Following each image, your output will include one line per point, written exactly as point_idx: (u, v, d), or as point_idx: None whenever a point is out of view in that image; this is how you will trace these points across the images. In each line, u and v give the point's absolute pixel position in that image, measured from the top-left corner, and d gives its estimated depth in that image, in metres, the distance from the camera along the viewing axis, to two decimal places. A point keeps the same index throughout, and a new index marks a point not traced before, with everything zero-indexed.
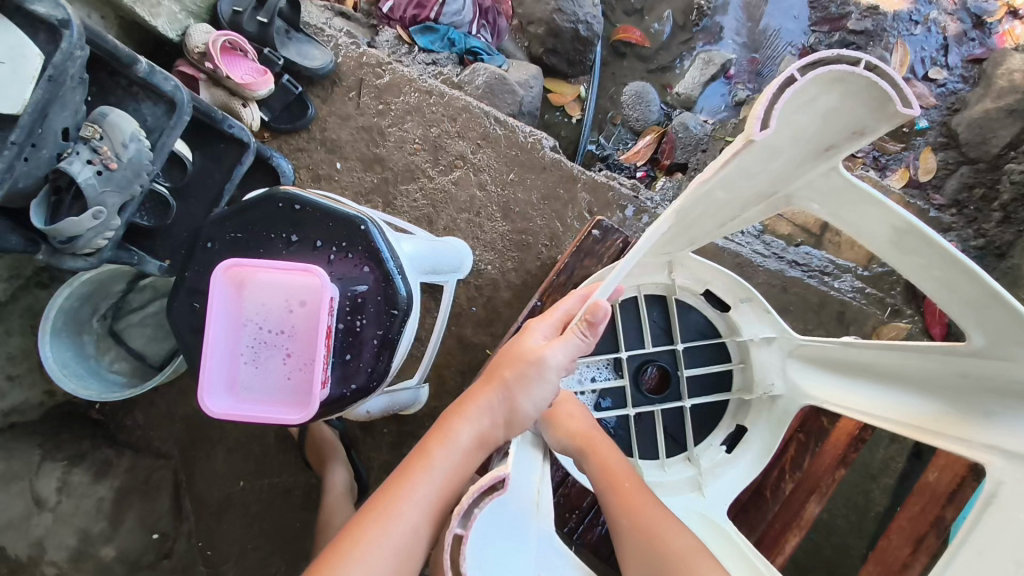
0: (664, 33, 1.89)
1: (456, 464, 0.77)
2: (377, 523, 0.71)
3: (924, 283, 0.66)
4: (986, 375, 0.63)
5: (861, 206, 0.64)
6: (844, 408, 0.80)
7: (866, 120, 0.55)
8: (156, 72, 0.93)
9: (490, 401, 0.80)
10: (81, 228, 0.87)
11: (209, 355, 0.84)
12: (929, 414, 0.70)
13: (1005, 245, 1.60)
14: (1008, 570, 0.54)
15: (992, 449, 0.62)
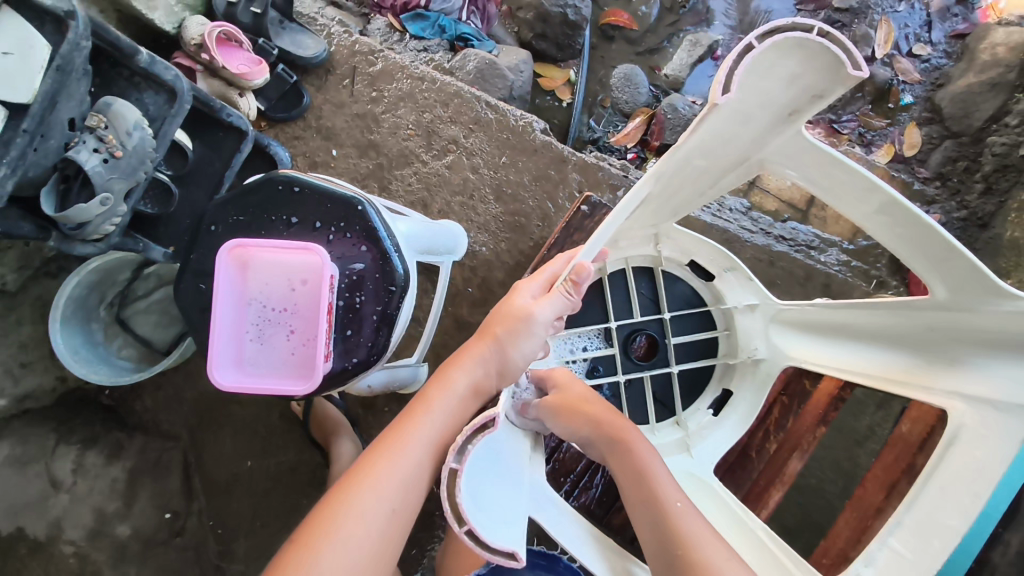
0: (651, 15, 1.92)
1: (454, 409, 0.81)
2: (384, 459, 0.75)
3: (890, 241, 0.70)
4: (949, 326, 0.68)
5: (829, 172, 0.68)
6: (822, 366, 0.84)
7: (823, 83, 0.59)
8: (157, 61, 0.96)
9: (483, 353, 0.85)
10: (90, 214, 0.91)
11: (216, 331, 0.88)
12: (902, 368, 0.74)
13: (987, 216, 1.64)
14: (965, 502, 0.59)
15: (956, 395, 0.66)
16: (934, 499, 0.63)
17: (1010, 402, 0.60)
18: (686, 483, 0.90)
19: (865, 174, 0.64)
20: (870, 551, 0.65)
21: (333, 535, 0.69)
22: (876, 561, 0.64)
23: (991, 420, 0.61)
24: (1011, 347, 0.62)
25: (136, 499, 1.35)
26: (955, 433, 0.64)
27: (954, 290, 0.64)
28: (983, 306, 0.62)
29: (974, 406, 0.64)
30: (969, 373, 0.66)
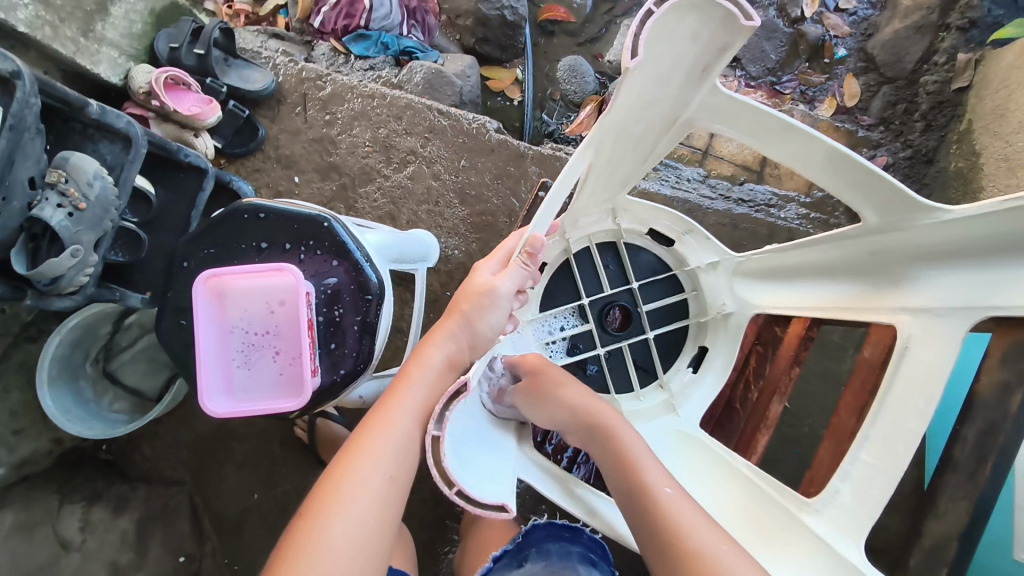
0: (587, 7, 1.96)
1: (431, 379, 0.83)
2: (375, 429, 0.77)
3: (816, 178, 0.75)
4: (885, 249, 0.74)
5: (750, 124, 0.73)
6: (781, 308, 0.91)
7: (721, 39, 0.63)
8: (108, 111, 0.98)
9: (450, 328, 0.87)
10: (62, 267, 0.93)
11: (202, 360, 0.90)
12: (850, 295, 0.80)
13: (931, 151, 1.73)
14: (921, 405, 0.66)
15: (901, 311, 0.72)
16: (897, 408, 0.69)
17: (949, 307, 0.67)
18: (678, 442, 0.93)
19: (780, 117, 0.69)
20: (845, 467, 0.72)
21: (340, 500, 0.71)
22: (852, 475, 0.71)
23: (935, 326, 0.68)
24: (940, 257, 0.69)
25: (148, 547, 1.36)
26: (905, 344, 0.70)
27: (882, 213, 0.71)
28: (910, 224, 0.69)
29: (918, 318, 0.70)
30: (909, 289, 0.72)
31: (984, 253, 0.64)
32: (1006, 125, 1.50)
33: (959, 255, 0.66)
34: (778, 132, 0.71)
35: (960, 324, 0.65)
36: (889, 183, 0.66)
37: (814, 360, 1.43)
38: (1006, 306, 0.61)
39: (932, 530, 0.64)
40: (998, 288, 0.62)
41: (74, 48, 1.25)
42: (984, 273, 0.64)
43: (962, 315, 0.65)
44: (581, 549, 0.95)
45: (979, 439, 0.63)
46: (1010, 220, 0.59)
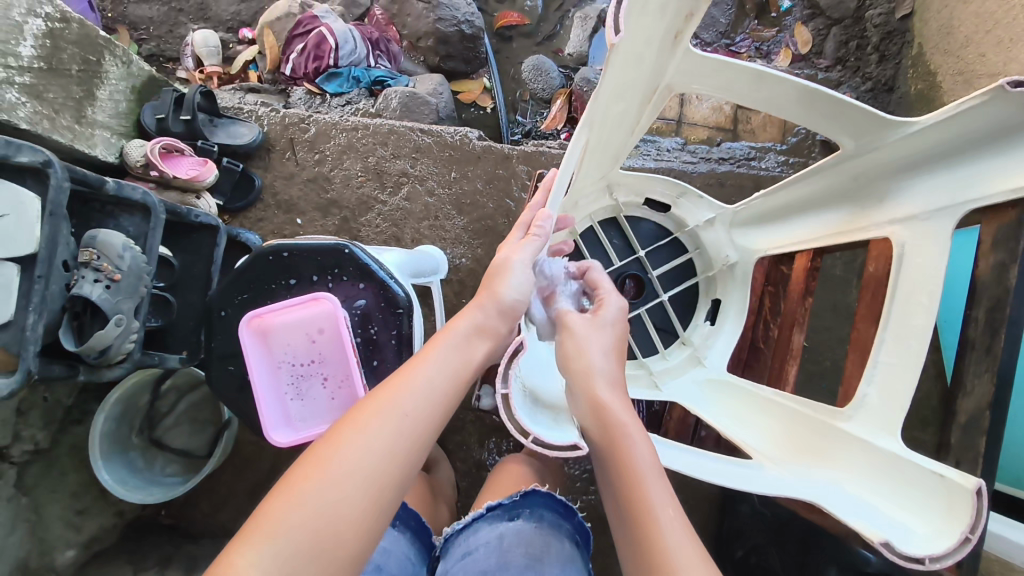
0: (538, 6, 2.04)
1: (460, 342, 0.77)
2: (403, 377, 0.70)
3: (795, 115, 0.80)
4: (867, 170, 0.80)
5: (722, 79, 0.79)
6: (783, 248, 0.96)
7: (688, 6, 0.70)
8: (123, 184, 1.03)
9: (480, 297, 0.82)
10: (108, 337, 0.99)
11: (261, 397, 0.95)
12: (846, 220, 0.85)
13: (889, 80, 1.82)
14: (925, 302, 0.71)
15: (892, 224, 0.77)
16: (903, 310, 0.74)
17: (933, 208, 0.72)
18: (713, 389, 0.99)
19: (751, 66, 0.75)
20: (868, 372, 0.77)
21: (357, 424, 0.64)
22: (875, 378, 0.76)
23: (923, 229, 0.73)
24: (918, 167, 0.74)
25: None
26: (901, 252, 0.76)
27: (856, 135, 0.76)
28: (882, 143, 0.75)
29: (908, 226, 0.75)
30: (895, 202, 0.78)
31: (957, 155, 0.70)
32: (954, 42, 1.59)
33: (935, 161, 0.72)
34: (750, 83, 0.78)
35: (945, 223, 0.70)
36: (858, 110, 0.71)
37: (822, 294, 1.49)
38: (984, 197, 0.66)
39: (967, 407, 0.70)
40: (975, 182, 0.68)
41: (71, 134, 1.29)
42: (958, 172, 0.70)
43: (944, 213, 0.70)
44: (570, 529, 0.96)
45: (989, 314, 0.68)
46: (971, 118, 0.65)
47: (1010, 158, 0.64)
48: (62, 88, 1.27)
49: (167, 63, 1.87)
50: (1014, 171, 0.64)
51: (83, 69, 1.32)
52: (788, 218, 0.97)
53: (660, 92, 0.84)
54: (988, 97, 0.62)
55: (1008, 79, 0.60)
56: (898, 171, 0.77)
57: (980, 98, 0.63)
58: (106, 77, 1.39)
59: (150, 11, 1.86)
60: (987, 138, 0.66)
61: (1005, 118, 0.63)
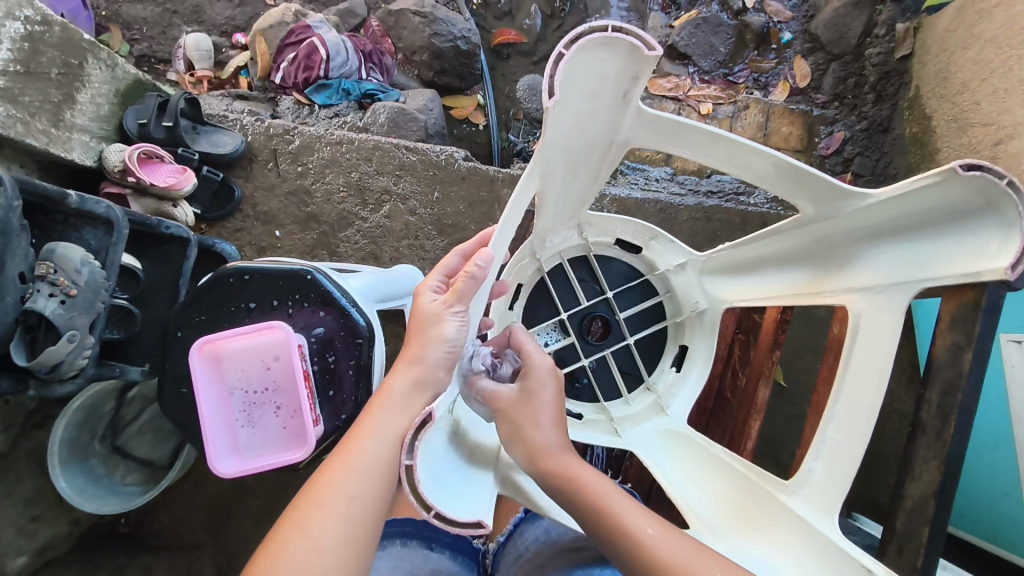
0: (537, 25, 2.03)
1: (401, 406, 0.76)
2: (340, 461, 0.72)
3: (754, 180, 0.80)
4: (830, 235, 0.80)
5: (680, 139, 0.79)
6: (745, 300, 0.96)
7: (633, 66, 0.70)
8: (87, 198, 1.02)
9: (412, 353, 0.80)
10: (60, 354, 0.97)
11: (208, 426, 0.93)
12: (806, 281, 0.85)
13: (885, 120, 1.80)
14: (876, 379, 0.72)
15: (851, 291, 0.77)
16: (857, 383, 0.75)
17: (890, 281, 0.73)
18: (669, 440, 0.97)
19: (706, 129, 0.75)
20: (817, 444, 0.77)
21: (296, 526, 0.66)
22: (822, 453, 0.76)
23: (881, 300, 0.73)
24: (879, 237, 0.75)
25: None
26: (857, 321, 0.76)
27: (817, 201, 0.77)
28: (843, 211, 0.75)
29: (865, 295, 0.75)
30: (854, 269, 0.78)
31: (915, 230, 0.71)
32: (950, 87, 1.56)
33: (895, 233, 0.73)
34: (711, 144, 0.78)
35: (901, 297, 0.70)
36: (819, 179, 0.72)
37: (800, 337, 1.48)
38: (937, 276, 0.67)
39: (913, 492, 0.68)
40: (929, 260, 0.68)
41: (47, 138, 1.28)
42: (915, 247, 0.71)
43: (902, 288, 0.71)
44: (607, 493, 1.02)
45: (941, 399, 0.67)
46: (928, 197, 0.67)
47: (968, 241, 0.65)
48: (39, 91, 1.25)
49: (158, 63, 1.86)
50: (967, 255, 0.65)
51: (63, 73, 1.31)
52: (750, 273, 0.97)
53: (616, 145, 0.85)
54: (942, 177, 0.64)
55: (962, 163, 0.62)
56: (859, 238, 0.77)
57: (937, 178, 0.64)
58: (89, 80, 1.38)
59: (144, 11, 1.85)
60: (943, 220, 0.68)
61: (961, 200, 0.65)
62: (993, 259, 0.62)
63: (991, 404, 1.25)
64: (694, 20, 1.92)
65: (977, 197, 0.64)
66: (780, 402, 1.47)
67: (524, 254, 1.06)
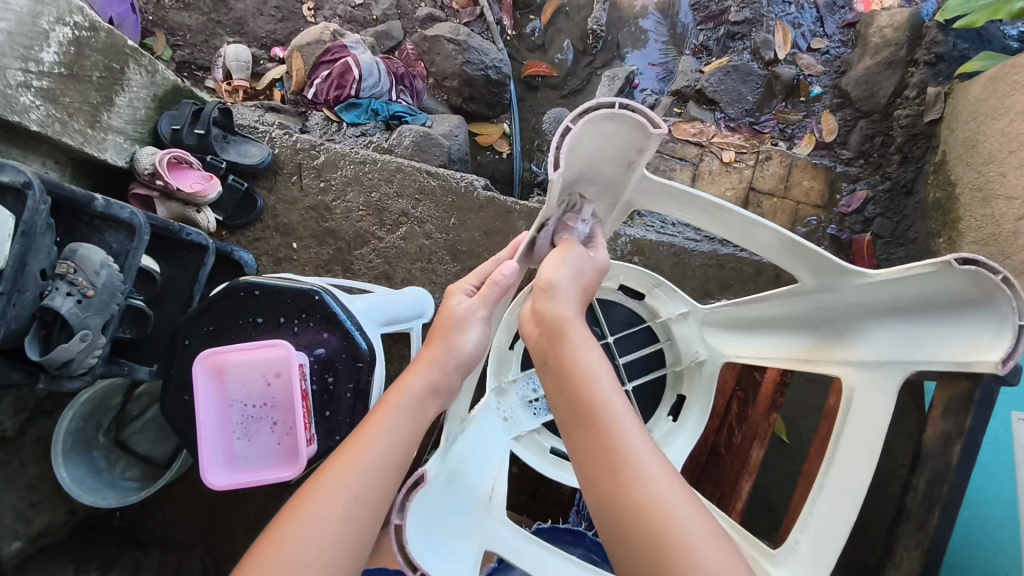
0: (568, 60, 2.08)
1: (411, 404, 0.81)
2: (349, 453, 0.74)
3: (758, 250, 0.84)
4: (831, 305, 0.82)
5: (685, 202, 0.86)
6: (742, 356, 0.97)
7: (638, 136, 0.76)
8: (113, 204, 1.06)
9: (431, 355, 0.87)
10: (71, 352, 0.98)
11: (204, 436, 0.94)
12: (806, 346, 0.88)
13: (909, 183, 1.76)
14: (865, 457, 0.74)
15: (847, 364, 0.80)
16: (846, 458, 0.76)
17: (886, 358, 0.76)
18: None
19: (707, 198, 0.81)
20: (804, 516, 0.77)
21: (299, 520, 0.68)
22: (809, 525, 0.76)
23: (876, 377, 0.76)
24: (879, 313, 0.77)
25: None
26: (850, 395, 0.78)
27: (818, 274, 0.80)
28: (841, 285, 0.78)
29: (861, 370, 0.78)
30: (854, 342, 0.81)
31: (913, 310, 0.74)
32: (977, 156, 1.53)
33: (896, 311, 0.76)
34: (719, 214, 0.84)
35: (895, 376, 0.74)
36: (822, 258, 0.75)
37: (805, 395, 1.46)
38: (932, 361, 0.70)
39: None
40: (926, 344, 0.72)
41: (82, 138, 1.32)
42: (914, 328, 0.74)
43: (897, 368, 0.74)
44: (582, 552, 1.01)
45: (928, 488, 0.71)
46: (923, 282, 0.69)
47: (965, 330, 0.68)
48: (80, 93, 1.31)
49: (198, 71, 1.92)
50: (965, 344, 0.68)
51: (104, 76, 1.36)
52: (750, 330, 0.99)
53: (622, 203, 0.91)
54: (937, 268, 0.67)
55: (957, 257, 0.64)
56: (860, 312, 0.80)
57: (933, 268, 0.66)
58: (128, 85, 1.42)
59: (190, 19, 1.93)
60: (942, 304, 0.70)
61: (958, 290, 0.67)
62: (988, 352, 0.65)
63: (1000, 491, 1.19)
64: (724, 67, 1.94)
65: (974, 288, 0.66)
66: (781, 459, 1.44)
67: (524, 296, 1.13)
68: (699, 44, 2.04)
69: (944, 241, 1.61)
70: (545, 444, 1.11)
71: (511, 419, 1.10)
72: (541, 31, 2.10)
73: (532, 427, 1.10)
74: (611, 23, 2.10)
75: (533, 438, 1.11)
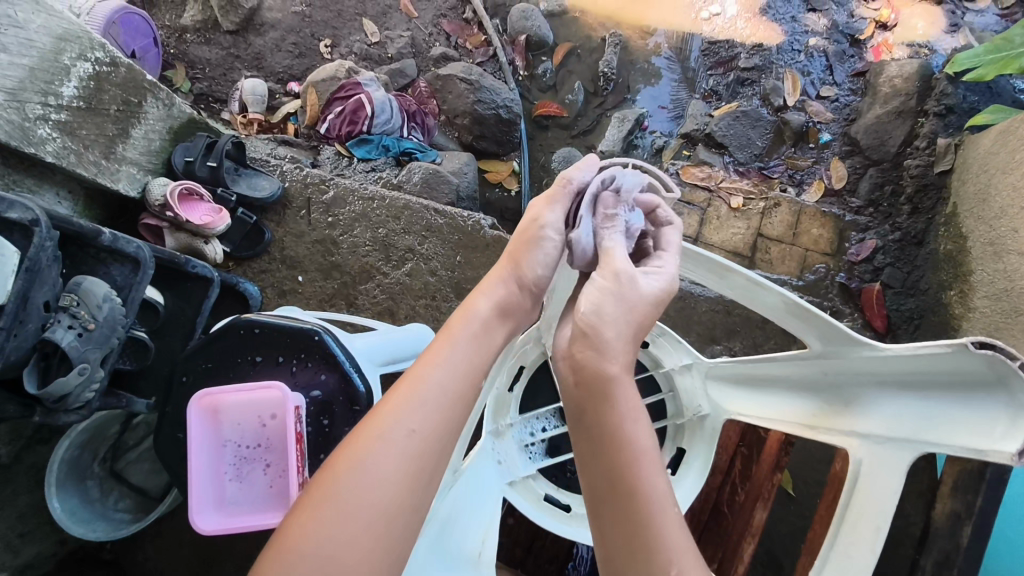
0: (578, 101, 2.10)
1: (475, 327, 0.80)
2: (408, 387, 0.72)
3: (768, 312, 0.86)
4: (842, 374, 0.82)
5: (687, 257, 0.91)
6: (746, 415, 0.96)
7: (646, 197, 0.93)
8: (119, 238, 1.07)
9: (502, 273, 0.86)
10: (68, 385, 0.98)
11: (196, 477, 0.92)
12: (811, 412, 0.87)
13: (919, 233, 1.74)
14: (870, 534, 0.72)
15: (854, 436, 0.79)
16: (849, 535, 0.74)
17: (895, 436, 0.75)
18: None
19: (713, 258, 0.85)
20: None
21: (353, 458, 0.66)
22: None
23: (884, 452, 0.75)
24: (888, 386, 0.77)
25: None
26: (857, 468, 0.77)
27: (827, 341, 0.80)
28: (854, 352, 0.78)
29: (868, 444, 0.77)
30: (861, 412, 0.80)
31: (923, 387, 0.73)
32: (989, 210, 1.52)
33: (906, 385, 0.75)
34: (725, 273, 0.87)
35: (904, 454, 0.73)
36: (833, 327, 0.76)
37: (813, 447, 1.43)
38: (943, 443, 0.69)
39: None
40: (937, 427, 0.70)
41: (95, 169, 1.34)
42: (925, 408, 0.72)
43: (905, 446, 0.73)
44: None
45: None
46: (936, 360, 0.68)
47: (978, 413, 0.66)
48: (95, 125, 1.33)
49: (214, 102, 1.98)
50: (977, 431, 0.66)
51: (121, 109, 1.39)
52: (753, 388, 0.98)
53: None
54: (954, 349, 0.65)
55: (974, 339, 0.62)
56: (869, 383, 0.79)
57: (949, 348, 0.65)
58: (144, 117, 1.45)
59: (210, 53, 2.00)
60: (956, 385, 0.69)
61: (973, 371, 0.66)
62: (999, 441, 0.63)
63: None
64: (733, 112, 1.96)
65: (989, 371, 0.64)
66: (788, 514, 1.39)
67: (528, 341, 1.13)
68: (708, 88, 2.06)
69: (955, 293, 1.59)
70: (540, 491, 1.09)
71: (505, 462, 1.08)
72: (553, 72, 2.13)
73: (527, 473, 1.08)
74: (621, 66, 2.13)
75: (527, 483, 1.09)
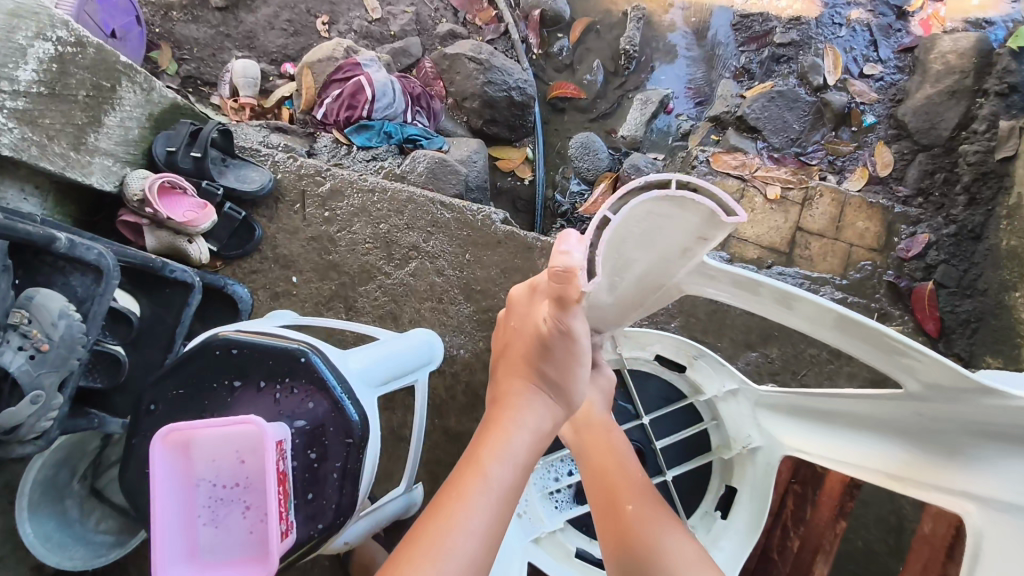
0: (597, 82, 1.94)
1: (509, 473, 0.76)
2: (430, 551, 0.67)
3: (824, 333, 0.74)
4: (945, 420, 0.69)
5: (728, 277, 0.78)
6: (814, 454, 0.84)
7: (700, 222, 0.69)
8: (77, 243, 0.91)
9: (535, 397, 0.82)
10: (18, 416, 0.85)
11: (161, 525, 0.80)
12: (902, 460, 0.75)
13: (978, 227, 1.56)
14: None
15: (966, 496, 0.67)
16: None
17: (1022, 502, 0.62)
18: None
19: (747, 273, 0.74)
20: None
21: None
22: None
23: (1008, 524, 0.63)
24: (1009, 439, 0.64)
25: None
26: (977, 541, 0.65)
27: (930, 385, 0.66)
28: (962, 401, 0.65)
29: (987, 510, 0.65)
30: (971, 469, 0.68)
31: None
32: None
33: None
34: (781, 297, 0.74)
35: None
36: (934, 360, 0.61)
37: None
38: None
39: None
40: None
41: (63, 162, 1.20)
42: None
43: None
44: None
45: None
46: None
47: None
48: (62, 113, 1.19)
49: (204, 85, 1.83)
50: None
51: (92, 95, 1.24)
52: (815, 420, 0.85)
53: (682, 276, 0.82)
54: None
55: None
56: (979, 434, 0.67)
57: None
58: (120, 104, 1.30)
59: (198, 32, 1.85)
60: None
61: None
62: None
63: None
64: (768, 92, 1.78)
65: None
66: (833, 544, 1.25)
67: None
68: (740, 66, 1.89)
69: (1022, 295, 1.43)
70: (569, 546, 0.97)
71: (528, 513, 0.97)
72: (570, 50, 1.96)
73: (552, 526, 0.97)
74: (643, 43, 1.96)
75: (555, 538, 0.97)
